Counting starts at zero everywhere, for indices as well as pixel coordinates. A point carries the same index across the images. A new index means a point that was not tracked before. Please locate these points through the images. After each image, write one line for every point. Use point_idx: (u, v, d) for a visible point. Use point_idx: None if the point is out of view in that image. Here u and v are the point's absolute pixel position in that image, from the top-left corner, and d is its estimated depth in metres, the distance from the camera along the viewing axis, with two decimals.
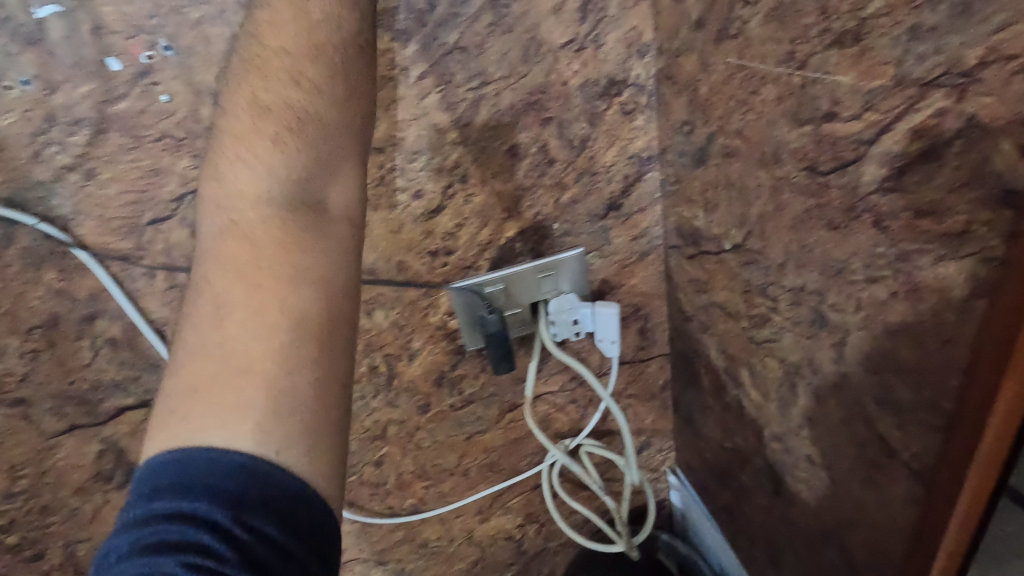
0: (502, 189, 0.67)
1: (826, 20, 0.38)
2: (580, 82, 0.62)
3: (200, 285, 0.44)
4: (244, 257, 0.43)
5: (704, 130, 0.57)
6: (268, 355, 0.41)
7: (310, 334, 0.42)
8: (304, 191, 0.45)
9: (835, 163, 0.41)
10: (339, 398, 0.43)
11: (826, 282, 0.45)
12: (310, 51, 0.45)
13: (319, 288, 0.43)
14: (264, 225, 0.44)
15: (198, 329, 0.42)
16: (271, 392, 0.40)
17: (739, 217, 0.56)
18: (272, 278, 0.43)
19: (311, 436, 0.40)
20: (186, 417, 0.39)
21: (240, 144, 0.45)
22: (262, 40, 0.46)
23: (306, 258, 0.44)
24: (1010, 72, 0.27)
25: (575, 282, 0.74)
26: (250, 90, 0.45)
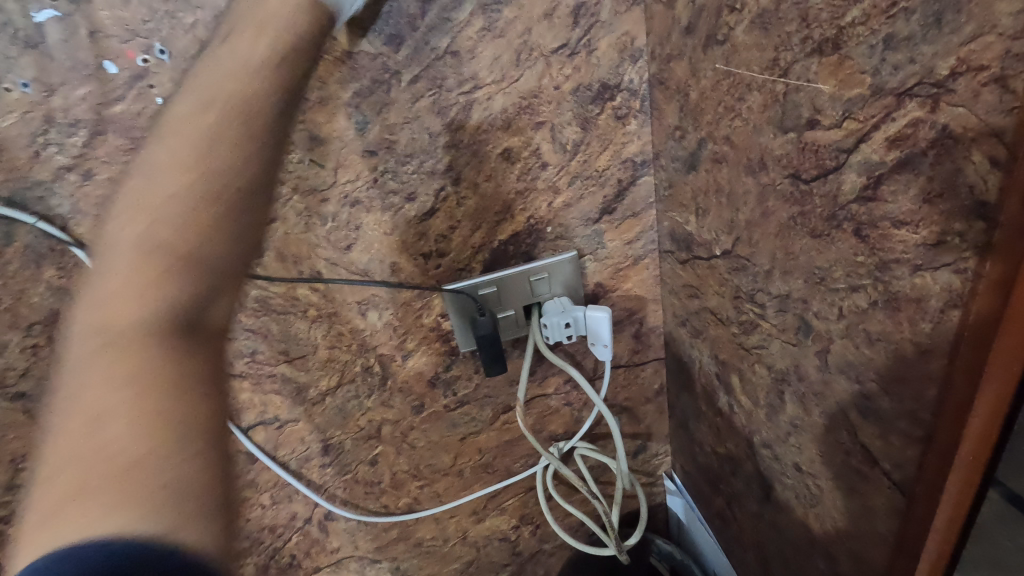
0: (495, 192, 0.67)
1: (806, 28, 0.37)
2: (572, 87, 0.63)
3: (74, 408, 0.45)
4: (140, 378, 0.46)
5: (694, 135, 0.57)
6: (151, 455, 0.44)
7: (173, 427, 0.46)
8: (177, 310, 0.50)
9: (817, 171, 0.40)
10: (219, 489, 0.46)
11: (810, 290, 0.45)
12: (214, 183, 0.52)
13: (194, 391, 0.49)
14: (158, 346, 0.48)
15: (77, 452, 0.43)
16: (145, 481, 0.42)
17: (728, 222, 0.55)
18: (162, 388, 0.47)
19: (201, 514, 0.43)
20: (75, 517, 0.39)
21: (135, 268, 0.49)
22: (165, 165, 0.52)
23: (170, 373, 0.48)
24: (980, 83, 0.27)
25: (568, 285, 0.74)
26: (142, 224, 0.50)
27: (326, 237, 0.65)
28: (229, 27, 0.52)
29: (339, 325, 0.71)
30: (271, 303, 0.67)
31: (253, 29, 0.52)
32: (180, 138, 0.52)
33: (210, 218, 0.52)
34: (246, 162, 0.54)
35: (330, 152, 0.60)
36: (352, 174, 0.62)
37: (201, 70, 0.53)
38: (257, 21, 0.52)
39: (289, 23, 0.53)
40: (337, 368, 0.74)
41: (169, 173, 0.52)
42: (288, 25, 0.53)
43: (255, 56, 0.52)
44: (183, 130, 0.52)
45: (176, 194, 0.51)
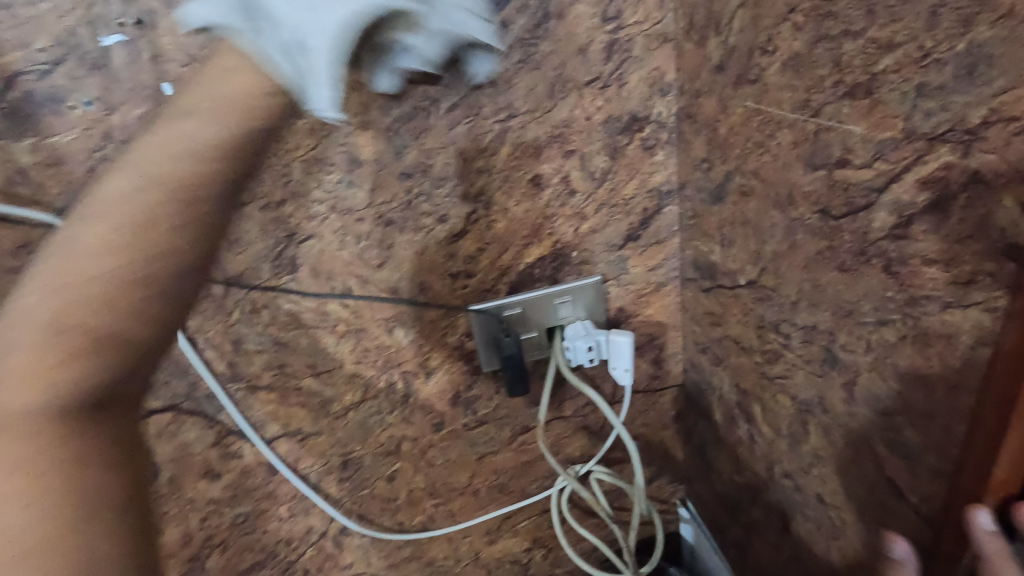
0: (524, 216, 0.69)
1: (839, 73, 0.39)
2: (602, 118, 0.65)
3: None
4: (24, 471, 0.37)
5: (722, 168, 0.59)
6: (51, 552, 0.36)
7: (81, 534, 0.38)
8: (92, 391, 0.40)
9: (847, 208, 0.42)
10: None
11: (837, 322, 0.46)
12: (123, 278, 0.38)
13: (102, 486, 0.40)
14: (42, 432, 0.38)
15: None
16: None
17: (754, 254, 0.57)
18: (45, 473, 0.37)
19: None
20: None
21: (23, 352, 0.38)
22: (75, 246, 0.39)
23: (64, 456, 0.38)
24: (1011, 133, 0.29)
25: (591, 310, 0.76)
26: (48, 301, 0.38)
27: (359, 254, 0.67)
28: (181, 100, 0.41)
29: (366, 342, 0.73)
30: (301, 317, 0.69)
31: (220, 105, 0.40)
32: (105, 212, 0.39)
33: (139, 306, 0.39)
34: (168, 251, 0.39)
35: (368, 174, 0.63)
36: (388, 195, 0.65)
37: (150, 139, 0.40)
38: (223, 96, 0.40)
39: (266, 94, 0.41)
40: (361, 383, 0.75)
41: (84, 244, 0.38)
42: (252, 100, 0.41)
43: (214, 136, 0.40)
44: (103, 206, 0.39)
45: (88, 278, 0.38)
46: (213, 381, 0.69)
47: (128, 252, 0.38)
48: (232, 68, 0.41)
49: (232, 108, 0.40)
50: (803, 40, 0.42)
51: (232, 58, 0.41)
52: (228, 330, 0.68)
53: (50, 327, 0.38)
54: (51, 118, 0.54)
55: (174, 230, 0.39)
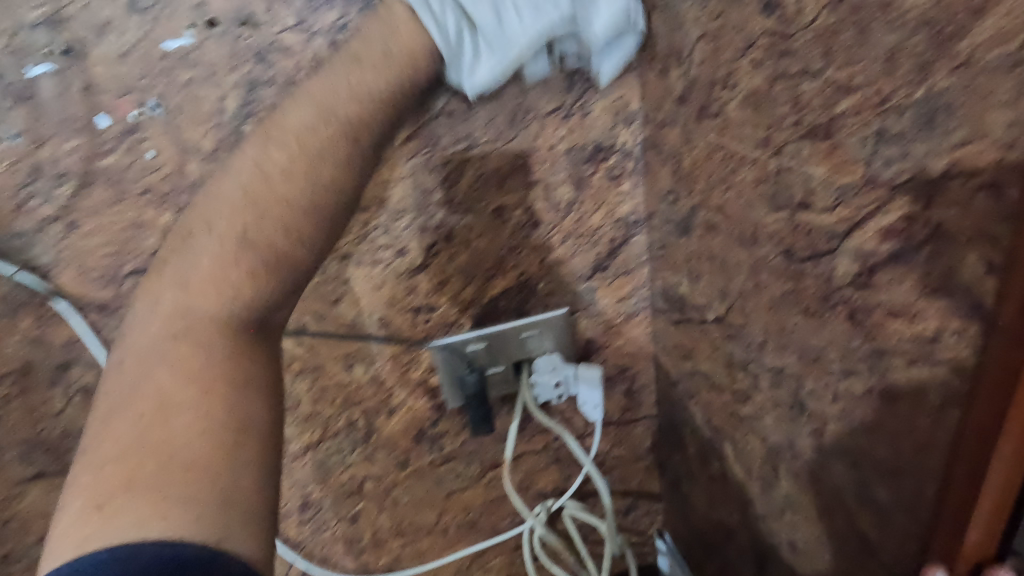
0: (487, 248, 0.67)
1: (798, 113, 0.38)
2: (566, 147, 0.63)
3: (143, 396, 0.44)
4: (206, 369, 0.46)
5: (687, 201, 0.57)
6: (212, 455, 0.42)
7: (242, 436, 0.44)
8: (259, 312, 0.51)
9: (810, 251, 0.40)
10: (272, 496, 0.43)
11: (804, 368, 0.44)
12: (287, 213, 0.50)
13: (259, 403, 0.47)
14: (220, 343, 0.47)
15: (119, 444, 0.41)
16: (215, 483, 0.40)
17: (720, 291, 0.55)
18: (218, 383, 0.45)
19: (244, 531, 0.39)
20: (120, 511, 0.37)
21: (213, 256, 0.49)
22: (264, 170, 0.50)
23: (235, 371, 0.47)
24: (973, 188, 0.27)
25: (560, 342, 0.73)
26: (234, 219, 0.50)
27: (313, 289, 0.64)
28: (352, 48, 0.52)
29: (323, 379, 0.70)
30: None
31: (384, 55, 0.51)
32: (290, 140, 0.51)
33: (307, 225, 0.51)
34: (336, 181, 0.52)
35: None
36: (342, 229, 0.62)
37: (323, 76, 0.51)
38: (388, 49, 0.51)
39: (424, 49, 0.52)
40: (320, 422, 0.72)
41: (271, 171, 0.50)
42: (410, 51, 0.52)
43: (380, 82, 0.51)
44: (287, 134, 0.51)
45: (258, 213, 0.50)
46: None
47: (306, 178, 0.51)
48: (398, 23, 0.51)
49: (398, 59, 0.52)
50: (762, 76, 0.41)
51: (395, 14, 0.52)
52: None
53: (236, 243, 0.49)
54: None
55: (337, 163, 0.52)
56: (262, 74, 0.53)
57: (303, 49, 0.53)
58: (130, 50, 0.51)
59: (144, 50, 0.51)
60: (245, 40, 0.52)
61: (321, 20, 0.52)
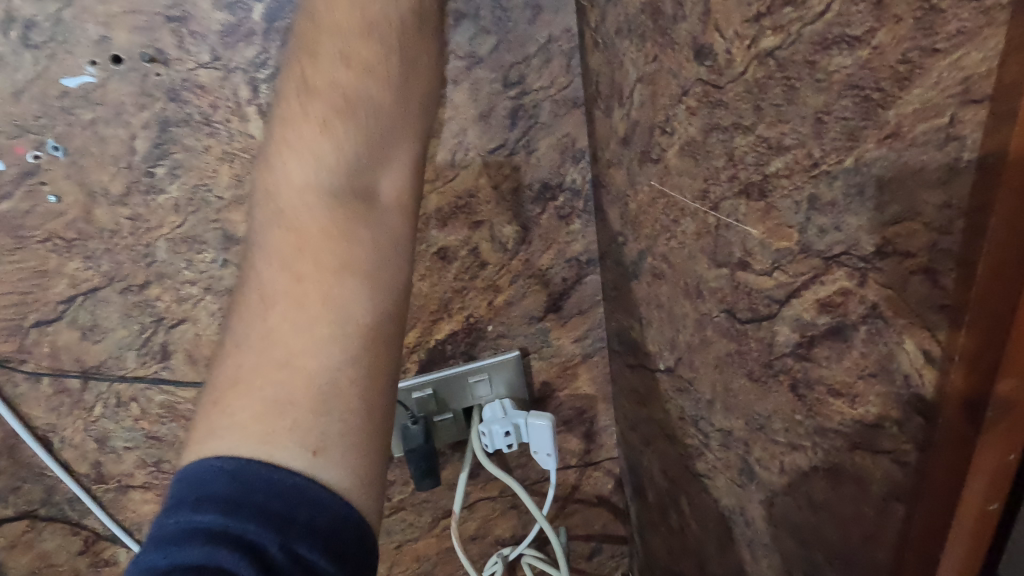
0: (431, 290, 0.63)
1: (733, 168, 0.35)
2: (511, 187, 0.60)
3: (250, 285, 0.39)
4: (306, 242, 0.39)
5: (635, 245, 0.54)
6: (314, 362, 0.36)
7: (342, 337, 0.37)
8: (358, 168, 0.41)
9: (750, 313, 0.37)
10: (383, 391, 0.37)
11: (750, 433, 0.41)
12: (351, 79, 0.41)
13: (368, 295, 0.38)
14: (315, 217, 0.40)
15: (241, 332, 0.38)
16: (311, 384, 0.36)
17: (669, 341, 0.52)
18: (315, 265, 0.38)
19: (361, 449, 0.35)
20: (230, 417, 0.35)
21: (295, 119, 0.41)
22: (321, 24, 0.42)
23: (334, 245, 0.39)
24: (907, 270, 0.24)
25: (512, 386, 0.70)
26: (303, 79, 0.42)
27: None
28: None
29: None
30: (178, 408, 0.60)
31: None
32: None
33: (378, 68, 0.42)
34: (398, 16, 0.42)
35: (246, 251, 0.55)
36: None
37: None
38: None
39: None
40: None
41: (327, 18, 0.42)
42: None
43: None
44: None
45: (321, 68, 0.42)
46: (74, 485, 0.61)
47: (369, 11, 0.42)
48: None
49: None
50: (698, 126, 0.38)
51: None
52: (88, 427, 0.60)
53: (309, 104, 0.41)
54: None
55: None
56: (176, 112, 0.49)
57: (219, 87, 0.49)
58: (25, 87, 0.47)
59: (41, 88, 0.47)
60: (156, 78, 0.48)
61: (238, 56, 0.48)
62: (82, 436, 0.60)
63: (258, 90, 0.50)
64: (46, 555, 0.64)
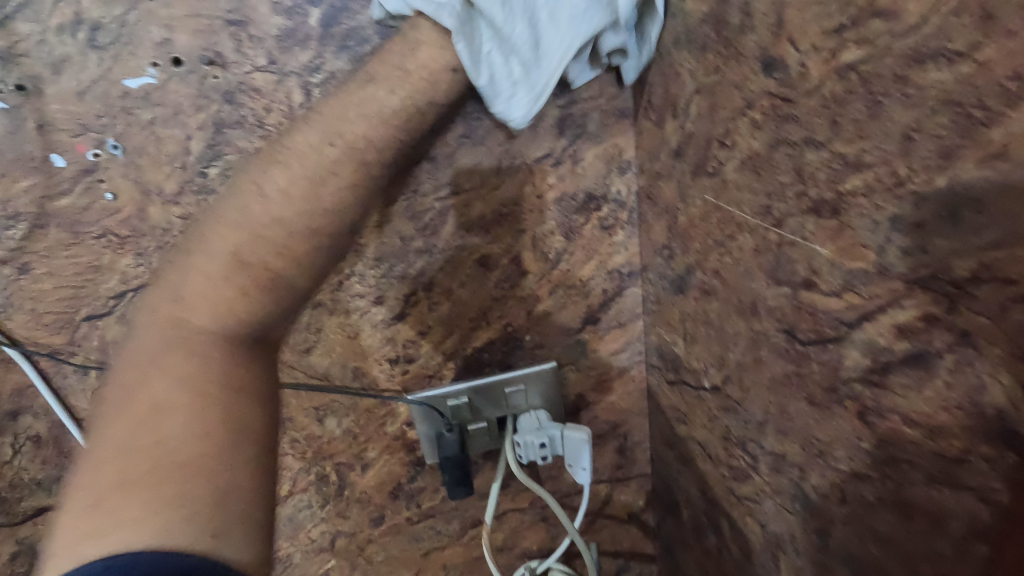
0: (470, 299, 0.63)
1: (802, 184, 0.34)
2: (555, 197, 0.59)
3: (139, 399, 0.42)
4: (202, 372, 0.43)
5: (683, 260, 0.53)
6: (206, 467, 0.40)
7: (235, 450, 0.42)
8: (257, 314, 0.45)
9: (814, 335, 0.36)
10: (268, 504, 0.43)
11: (807, 459, 0.40)
12: (282, 262, 0.44)
13: (257, 416, 0.45)
14: (213, 347, 0.44)
15: (122, 445, 0.40)
16: (205, 492, 0.39)
17: (717, 359, 0.51)
18: (220, 389, 0.43)
19: (248, 531, 0.40)
20: (111, 517, 0.37)
21: (212, 275, 0.43)
22: (264, 199, 0.43)
23: (229, 376, 0.44)
24: (1007, 299, 0.23)
25: (547, 396, 0.69)
26: (230, 243, 0.43)
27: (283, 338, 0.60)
28: (376, 68, 0.44)
29: (293, 431, 0.65)
30: None
31: (403, 76, 0.43)
32: (297, 167, 0.43)
33: (305, 252, 0.44)
34: (341, 211, 0.45)
35: None
36: None
37: (339, 99, 0.44)
38: (410, 66, 0.43)
39: (448, 68, 0.44)
40: (288, 475, 0.67)
41: (263, 194, 0.43)
42: (436, 66, 0.43)
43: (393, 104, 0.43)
44: (293, 152, 0.44)
45: (257, 237, 0.43)
46: None
47: (312, 196, 0.43)
48: (424, 41, 0.43)
49: (417, 76, 0.43)
50: (763, 139, 0.37)
51: (422, 30, 0.43)
52: None
53: (238, 261, 0.43)
54: None
55: (341, 191, 0.44)
56: (230, 115, 0.50)
57: (273, 91, 0.50)
58: (88, 88, 0.48)
59: (103, 88, 0.48)
60: (213, 80, 0.49)
61: (294, 60, 0.49)
62: None
63: (311, 94, 0.50)
64: None
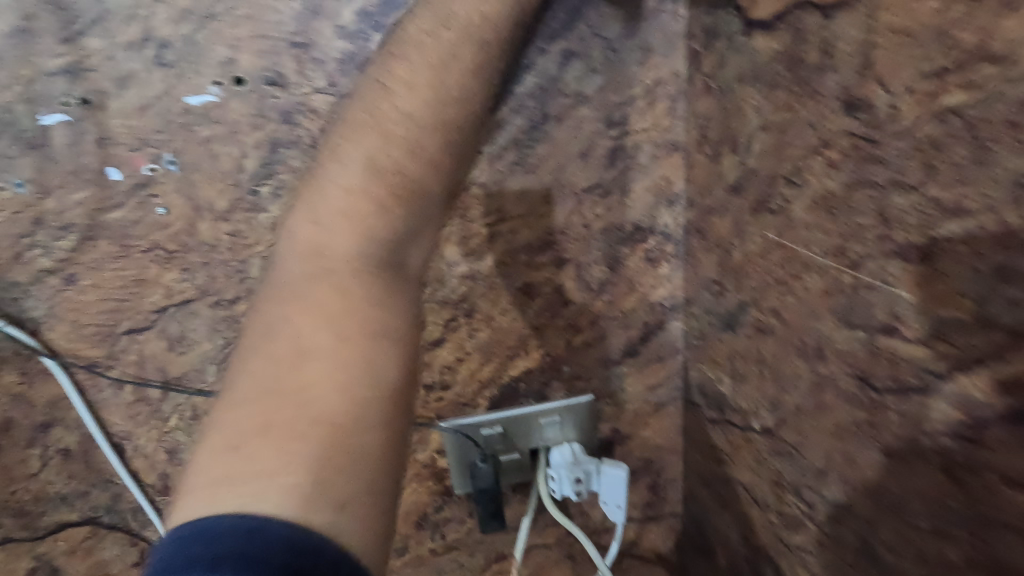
0: (510, 326, 0.62)
1: (885, 227, 0.33)
2: (602, 227, 0.59)
3: (283, 336, 0.42)
4: (343, 298, 0.44)
5: (735, 296, 0.52)
6: (343, 409, 0.39)
7: (372, 388, 0.41)
8: (391, 253, 0.46)
9: (891, 383, 0.35)
10: (402, 454, 0.41)
11: (878, 513, 0.38)
12: (412, 165, 0.46)
13: (393, 360, 0.43)
14: (355, 282, 0.44)
15: (265, 385, 0.40)
16: (343, 447, 0.38)
17: (770, 400, 0.49)
18: (354, 319, 0.43)
19: (373, 494, 0.38)
20: (246, 461, 0.37)
21: (353, 183, 0.46)
22: (391, 90, 0.46)
23: (377, 321, 0.44)
24: None
25: (581, 429, 0.67)
26: (369, 151, 0.46)
27: None
28: None
29: None
30: None
31: None
32: (417, 58, 0.46)
33: (435, 147, 0.46)
34: (462, 99, 0.47)
35: None
36: None
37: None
38: None
39: None
40: None
41: (394, 92, 0.46)
42: None
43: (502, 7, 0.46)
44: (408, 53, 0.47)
45: (388, 136, 0.46)
46: (138, 494, 0.60)
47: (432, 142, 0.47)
48: None
49: None
50: (839, 180, 0.36)
51: None
52: (162, 437, 0.59)
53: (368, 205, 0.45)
54: None
55: (464, 67, 0.46)
56: (287, 134, 0.50)
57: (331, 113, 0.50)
58: (150, 103, 0.48)
59: (164, 105, 0.48)
60: (273, 100, 0.49)
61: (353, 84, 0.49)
62: (154, 446, 0.59)
63: None
64: (101, 565, 0.62)
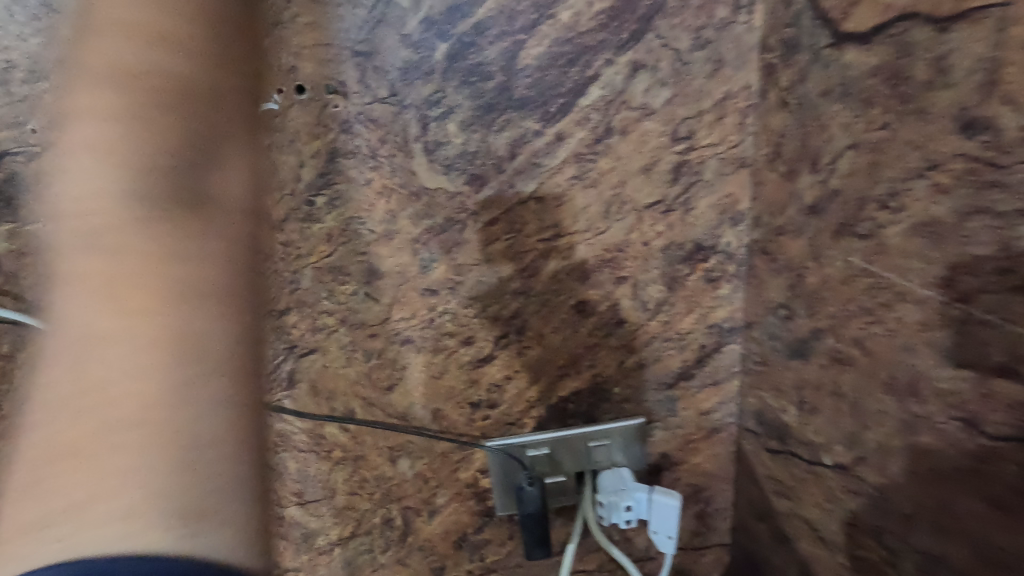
0: (561, 345, 0.60)
1: (1005, 258, 0.30)
2: (662, 245, 0.56)
3: (68, 299, 0.49)
4: (138, 261, 0.49)
5: (807, 323, 0.49)
6: (153, 397, 0.52)
7: (195, 355, 0.52)
8: (181, 190, 0.49)
9: (1006, 428, 0.32)
10: (250, 399, 0.55)
11: (986, 570, 0.34)
12: (159, 106, 0.47)
13: (214, 325, 0.52)
14: (140, 227, 0.49)
15: (70, 343, 0.49)
16: (164, 436, 0.53)
17: (848, 436, 0.46)
18: (158, 288, 0.50)
19: (223, 478, 0.55)
20: (83, 414, 0.50)
21: (112, 132, 0.46)
22: (132, 24, 0.45)
23: (173, 267, 0.50)
24: None
25: (630, 454, 0.64)
26: (109, 68, 0.45)
27: (368, 374, 0.58)
28: None
29: (363, 470, 0.61)
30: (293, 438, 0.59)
31: None
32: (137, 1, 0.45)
33: (207, 84, 0.47)
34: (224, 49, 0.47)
35: (388, 287, 0.55)
36: (407, 311, 0.56)
37: None
38: None
39: None
40: (353, 517, 0.63)
41: (148, 53, 0.46)
42: None
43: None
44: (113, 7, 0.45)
45: (131, 64, 0.46)
46: None
47: (169, 59, 0.46)
48: None
49: None
50: (949, 206, 0.33)
51: None
52: None
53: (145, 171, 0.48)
54: (30, 201, 0.46)
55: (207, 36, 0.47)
56: (347, 143, 0.50)
57: (391, 122, 0.49)
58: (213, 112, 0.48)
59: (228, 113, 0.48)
60: (333, 109, 0.49)
61: (414, 93, 0.49)
62: None
63: (427, 127, 0.50)
64: None
